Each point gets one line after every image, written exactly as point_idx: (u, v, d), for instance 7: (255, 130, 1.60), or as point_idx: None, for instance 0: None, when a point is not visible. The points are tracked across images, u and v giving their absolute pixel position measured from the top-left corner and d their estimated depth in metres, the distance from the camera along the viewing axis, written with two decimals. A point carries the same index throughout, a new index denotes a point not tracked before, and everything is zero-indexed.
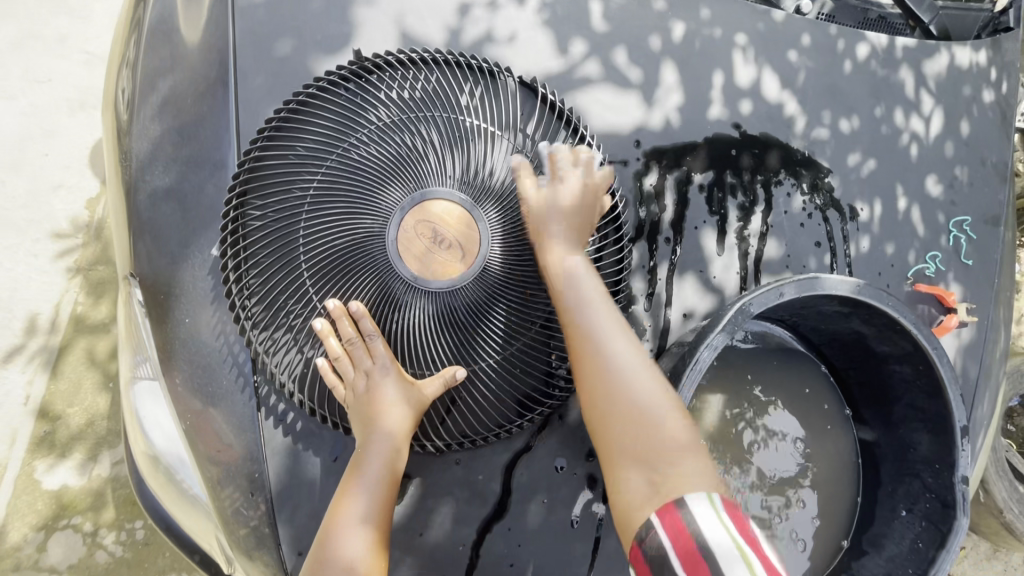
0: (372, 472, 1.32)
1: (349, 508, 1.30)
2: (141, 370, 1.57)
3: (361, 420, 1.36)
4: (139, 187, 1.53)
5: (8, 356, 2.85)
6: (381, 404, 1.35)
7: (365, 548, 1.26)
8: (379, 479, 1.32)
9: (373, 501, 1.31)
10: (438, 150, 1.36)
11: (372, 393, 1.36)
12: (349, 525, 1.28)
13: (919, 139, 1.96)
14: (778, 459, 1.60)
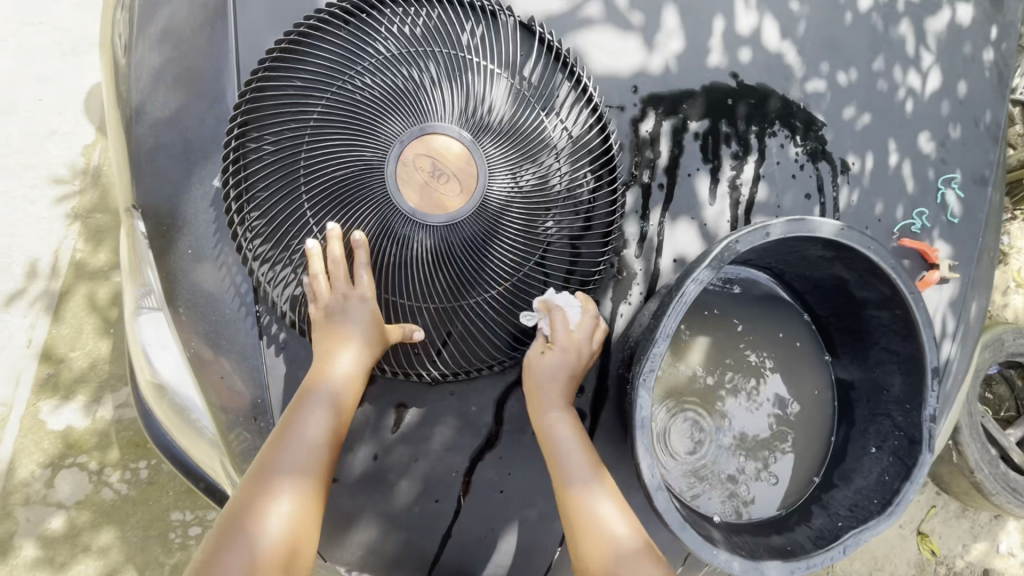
0: (342, 367, 1.36)
1: (315, 394, 1.35)
2: (144, 301, 1.62)
3: (332, 324, 1.38)
4: (140, 119, 1.54)
5: (11, 300, 2.89)
6: (354, 317, 1.37)
7: (326, 427, 1.33)
8: (348, 375, 1.36)
9: (339, 392, 1.36)
10: (438, 86, 1.37)
11: (345, 306, 1.38)
12: (316, 404, 1.34)
13: (914, 95, 1.98)
14: (755, 415, 1.69)
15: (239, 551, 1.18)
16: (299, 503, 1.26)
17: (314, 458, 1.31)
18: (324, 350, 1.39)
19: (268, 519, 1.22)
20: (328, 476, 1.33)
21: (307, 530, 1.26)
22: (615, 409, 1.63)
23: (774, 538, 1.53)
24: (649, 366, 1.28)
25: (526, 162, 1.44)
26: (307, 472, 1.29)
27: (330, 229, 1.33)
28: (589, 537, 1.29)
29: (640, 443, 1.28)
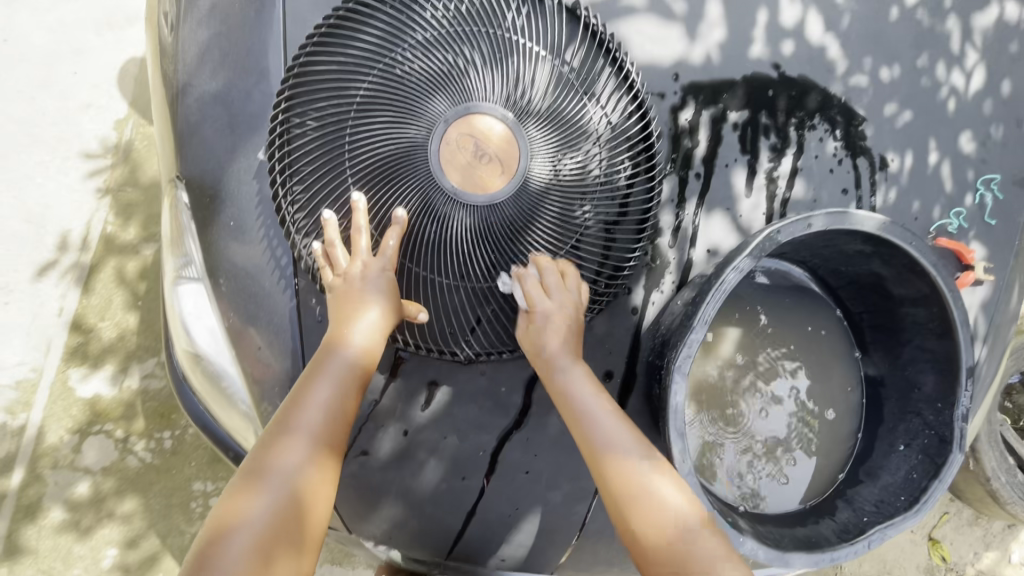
0: (360, 336, 1.38)
1: (330, 362, 1.37)
2: (185, 271, 1.65)
3: (351, 293, 1.39)
4: (187, 92, 1.57)
5: (42, 269, 2.95)
6: (372, 286, 1.38)
7: (342, 392, 1.35)
8: (362, 345, 1.38)
9: (354, 362, 1.38)
10: (482, 67, 1.37)
11: (364, 275, 1.39)
12: (334, 370, 1.36)
13: (957, 93, 1.95)
14: (767, 419, 1.67)
15: (255, 512, 1.19)
16: (313, 469, 1.27)
17: (329, 425, 1.32)
18: (339, 319, 1.41)
19: (282, 482, 1.23)
20: (341, 446, 1.34)
21: (320, 496, 1.27)
22: (643, 397, 1.63)
23: (799, 529, 1.54)
24: (685, 352, 1.29)
25: (566, 147, 1.44)
26: (321, 440, 1.30)
27: (353, 200, 1.37)
28: (641, 510, 1.26)
29: (673, 427, 1.30)
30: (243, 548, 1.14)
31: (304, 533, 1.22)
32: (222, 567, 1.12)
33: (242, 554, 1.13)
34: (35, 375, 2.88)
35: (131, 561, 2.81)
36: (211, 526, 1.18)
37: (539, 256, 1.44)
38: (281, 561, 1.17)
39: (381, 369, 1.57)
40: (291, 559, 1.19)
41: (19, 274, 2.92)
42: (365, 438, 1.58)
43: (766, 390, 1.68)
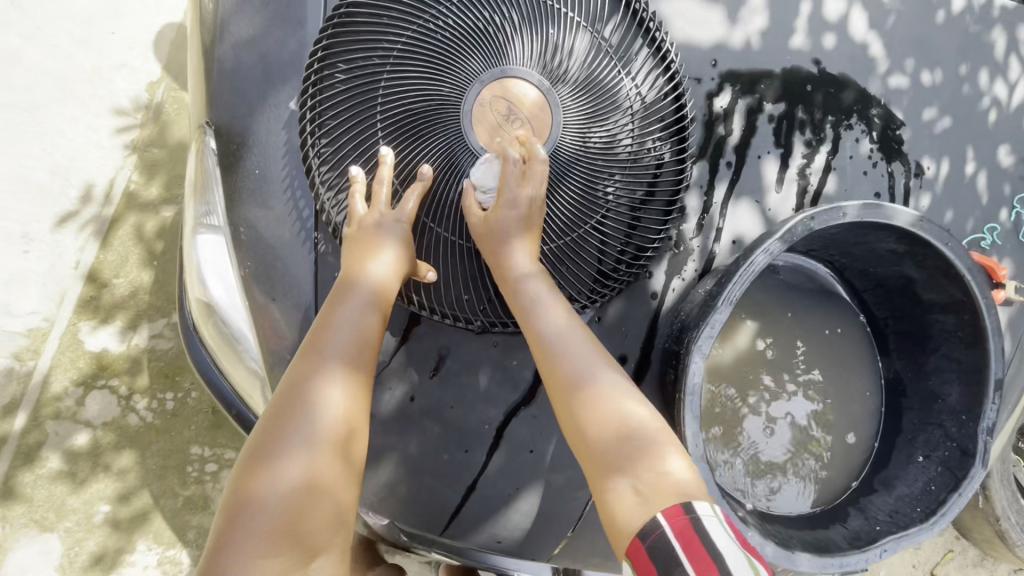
0: (380, 267, 1.34)
1: (351, 293, 1.33)
2: (205, 219, 1.63)
3: (368, 235, 1.37)
4: (222, 37, 1.55)
5: (63, 221, 2.97)
6: (388, 231, 1.36)
7: (365, 317, 1.31)
8: (383, 276, 1.34)
9: (378, 290, 1.33)
10: (520, 32, 1.36)
11: (381, 224, 1.37)
12: (356, 298, 1.33)
13: (999, 105, 1.90)
14: (772, 438, 1.62)
15: (290, 438, 1.15)
16: (347, 391, 1.24)
17: (356, 350, 1.28)
18: (357, 256, 1.36)
19: (315, 406, 1.19)
20: (371, 368, 1.31)
21: (356, 417, 1.24)
22: (656, 384, 1.59)
23: (809, 533, 1.49)
24: (707, 332, 1.27)
25: (597, 119, 1.42)
26: (349, 362, 1.26)
27: (380, 153, 1.37)
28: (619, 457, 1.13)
29: (688, 409, 1.27)
30: (286, 470, 1.11)
31: (345, 452, 1.19)
32: (266, 496, 1.09)
33: (284, 477, 1.11)
34: (46, 324, 2.90)
35: (121, 517, 2.80)
36: (248, 457, 1.14)
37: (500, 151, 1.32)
38: (324, 480, 1.14)
39: (392, 331, 1.55)
40: (335, 476, 1.16)
41: (38, 224, 2.92)
42: (370, 400, 1.55)
43: (772, 411, 1.62)
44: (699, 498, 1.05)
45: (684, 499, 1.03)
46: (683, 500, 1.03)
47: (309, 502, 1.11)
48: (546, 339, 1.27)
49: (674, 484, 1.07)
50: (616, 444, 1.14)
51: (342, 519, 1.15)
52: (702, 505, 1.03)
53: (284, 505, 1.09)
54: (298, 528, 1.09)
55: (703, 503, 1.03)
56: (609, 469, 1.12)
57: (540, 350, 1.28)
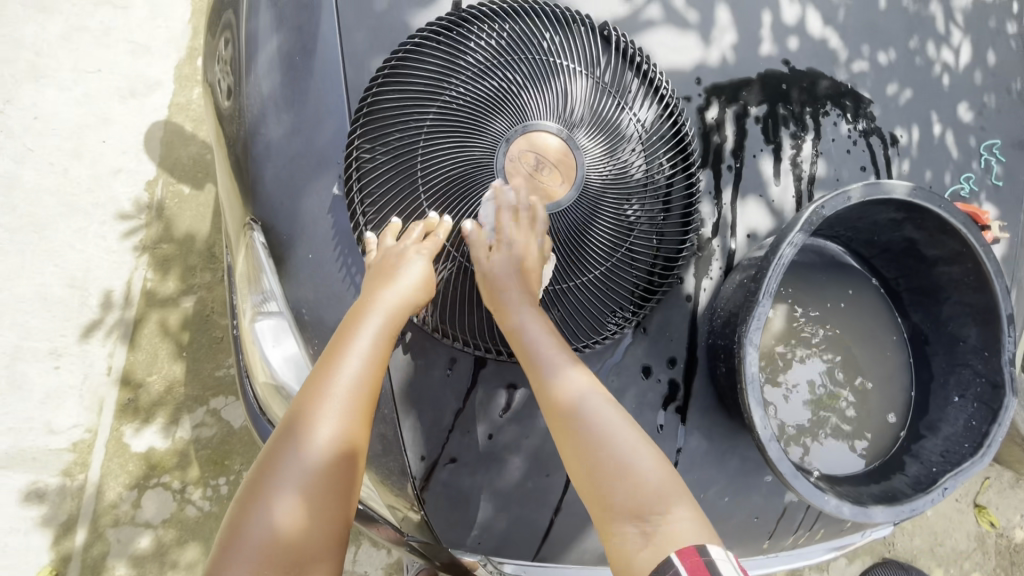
0: (389, 300, 1.45)
1: (363, 322, 1.44)
2: (263, 307, 1.74)
3: (387, 265, 1.49)
4: (256, 140, 1.72)
5: (88, 331, 3.02)
6: (407, 264, 1.48)
7: (373, 349, 1.40)
8: (391, 307, 1.45)
9: (385, 320, 1.44)
10: (532, 91, 1.51)
11: (402, 254, 1.49)
12: (367, 329, 1.42)
13: (950, 69, 2.11)
14: (791, 406, 1.74)
15: (298, 459, 1.27)
16: (347, 423, 1.33)
17: (363, 382, 1.37)
18: (373, 288, 1.50)
19: (316, 441, 1.29)
20: (374, 401, 1.40)
21: (358, 450, 1.34)
22: (707, 377, 1.75)
23: (873, 487, 1.64)
24: (755, 324, 1.41)
25: (613, 152, 1.57)
26: (354, 393, 1.35)
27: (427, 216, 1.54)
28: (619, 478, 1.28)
29: (752, 397, 1.39)
30: (290, 500, 1.23)
31: (347, 483, 1.30)
32: (268, 508, 1.21)
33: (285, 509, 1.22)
34: (90, 435, 2.93)
35: None
36: (262, 467, 1.27)
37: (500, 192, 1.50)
38: (311, 512, 1.24)
39: (462, 380, 1.65)
40: (332, 503, 1.27)
41: (67, 337, 3.00)
42: (453, 446, 1.64)
43: (783, 379, 1.74)
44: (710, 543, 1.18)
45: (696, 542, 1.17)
46: (695, 544, 1.16)
47: (305, 532, 1.22)
48: (564, 400, 1.40)
49: (681, 532, 1.19)
50: (628, 493, 1.26)
51: (330, 545, 1.25)
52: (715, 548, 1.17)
53: (285, 530, 1.20)
54: (295, 554, 1.20)
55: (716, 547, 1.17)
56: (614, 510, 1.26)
57: (560, 416, 1.40)
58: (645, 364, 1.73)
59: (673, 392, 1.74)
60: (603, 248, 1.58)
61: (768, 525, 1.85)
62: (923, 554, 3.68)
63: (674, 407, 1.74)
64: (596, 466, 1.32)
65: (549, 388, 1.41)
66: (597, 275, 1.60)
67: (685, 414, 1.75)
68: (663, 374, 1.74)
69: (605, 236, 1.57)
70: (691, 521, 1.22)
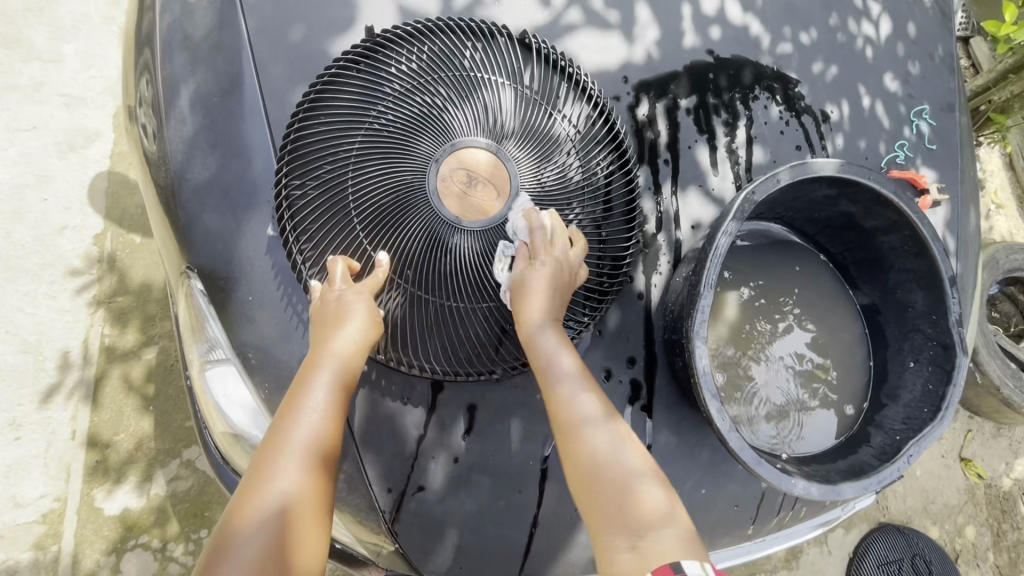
0: (340, 348, 1.42)
1: (314, 375, 1.40)
2: (209, 355, 1.70)
3: (329, 311, 1.44)
4: (183, 186, 1.68)
5: (47, 397, 2.91)
6: (351, 304, 1.43)
7: (328, 402, 1.38)
8: (344, 356, 1.42)
9: (337, 374, 1.41)
10: (457, 109, 1.50)
11: (342, 297, 1.45)
12: (321, 383, 1.39)
13: (872, 42, 2.15)
14: (782, 378, 1.77)
15: (252, 527, 1.19)
16: (305, 482, 1.29)
17: (320, 440, 1.34)
18: (319, 338, 1.45)
19: (271, 507, 1.23)
20: (331, 458, 1.36)
21: (314, 513, 1.28)
22: (667, 372, 1.75)
23: (842, 463, 1.65)
24: (700, 317, 1.41)
25: (546, 161, 1.55)
26: (311, 450, 1.32)
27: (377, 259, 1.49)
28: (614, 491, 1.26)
29: (705, 390, 1.39)
30: (241, 569, 1.14)
31: (299, 554, 1.21)
32: None
33: None
34: (60, 503, 2.82)
35: None
36: (214, 541, 1.19)
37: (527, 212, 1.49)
38: None
39: (419, 406, 1.63)
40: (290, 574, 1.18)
41: (25, 405, 2.88)
42: (419, 474, 1.62)
43: (773, 352, 1.78)
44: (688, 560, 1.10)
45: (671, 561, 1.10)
46: (670, 561, 1.10)
47: None
48: (574, 423, 1.36)
49: (664, 548, 1.14)
50: (618, 501, 1.24)
51: None
52: (692, 565, 1.08)
53: None
54: None
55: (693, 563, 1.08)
56: (614, 525, 1.21)
57: (565, 432, 1.37)
58: (604, 367, 1.72)
59: (636, 392, 1.74)
60: None
61: (750, 511, 1.85)
62: (918, 514, 3.72)
63: (639, 407, 1.74)
64: (591, 477, 1.29)
65: (560, 400, 1.39)
66: None
67: (650, 413, 1.74)
68: (623, 375, 1.73)
69: None
70: (676, 538, 1.17)
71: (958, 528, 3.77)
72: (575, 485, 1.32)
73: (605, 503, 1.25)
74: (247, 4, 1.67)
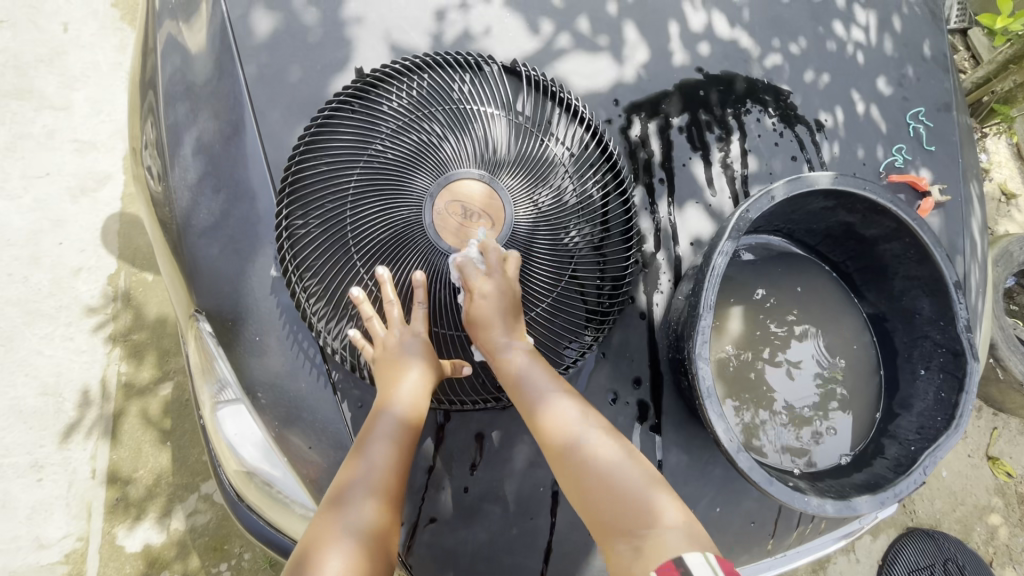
0: (404, 394, 1.42)
1: (379, 420, 1.42)
2: (221, 395, 1.72)
3: (390, 359, 1.46)
4: (189, 231, 1.72)
5: (66, 436, 2.95)
6: (409, 348, 1.47)
7: (394, 445, 1.39)
8: (407, 402, 1.42)
9: (402, 420, 1.42)
10: (451, 141, 1.52)
11: (399, 343, 1.48)
12: (387, 426, 1.41)
13: (862, 47, 2.16)
14: (795, 385, 1.77)
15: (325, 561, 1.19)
16: (372, 522, 1.28)
17: (382, 486, 1.34)
18: (381, 382, 1.47)
19: (339, 543, 1.23)
20: (397, 499, 1.35)
21: (379, 551, 1.26)
22: (674, 390, 1.75)
23: (857, 477, 1.62)
24: (701, 338, 1.41)
25: (541, 184, 1.56)
26: (380, 491, 1.33)
27: (379, 275, 1.47)
28: (610, 501, 1.29)
29: (711, 410, 1.38)
30: None
31: None
32: None
33: None
34: (82, 543, 2.85)
35: None
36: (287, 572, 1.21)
37: (486, 241, 1.47)
38: None
39: (428, 435, 1.64)
40: None
41: (46, 447, 2.92)
42: (430, 505, 1.62)
43: (785, 356, 1.78)
44: (693, 551, 1.11)
45: (674, 554, 1.11)
46: (673, 556, 1.10)
47: None
48: (557, 433, 1.41)
49: (664, 543, 1.15)
50: (605, 495, 1.30)
51: None
52: (693, 555, 1.08)
53: None
54: None
55: (696, 554, 1.08)
56: (617, 533, 1.24)
57: (553, 449, 1.41)
58: (611, 390, 1.72)
59: (643, 413, 1.73)
60: (546, 281, 1.57)
61: (767, 527, 1.82)
62: (947, 517, 3.62)
63: (649, 428, 1.73)
64: (586, 486, 1.34)
65: (539, 420, 1.42)
66: (545, 308, 1.60)
67: (659, 433, 1.74)
68: (630, 396, 1.73)
69: (545, 268, 1.56)
70: (678, 532, 1.18)
71: (991, 529, 3.66)
72: (573, 491, 1.37)
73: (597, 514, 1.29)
74: (243, 52, 1.72)
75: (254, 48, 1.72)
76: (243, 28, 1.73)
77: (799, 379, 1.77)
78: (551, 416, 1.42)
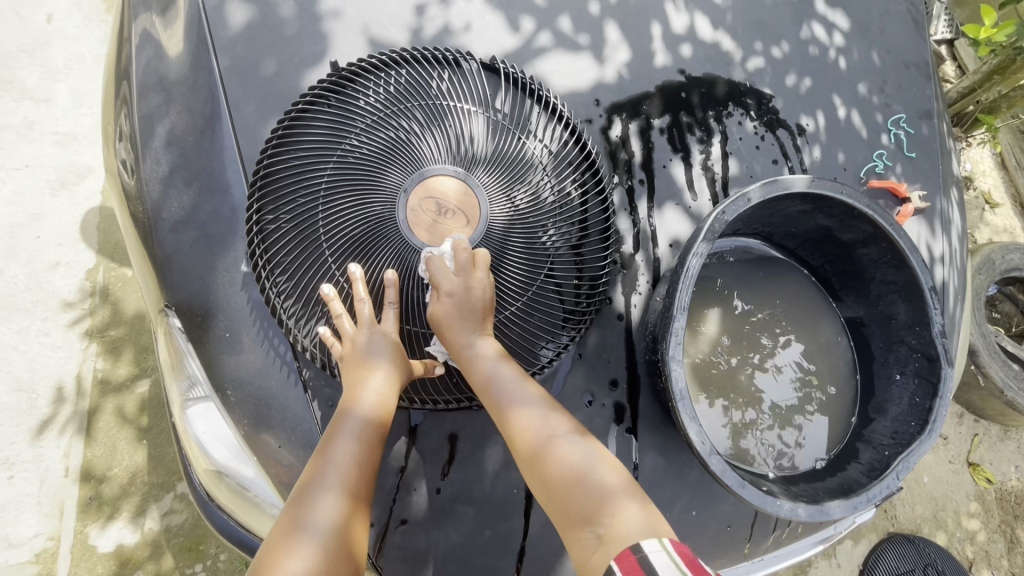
0: (372, 393, 1.41)
1: (346, 419, 1.39)
2: (191, 392, 1.70)
3: (358, 359, 1.44)
4: (159, 225, 1.69)
5: (39, 433, 2.90)
6: (377, 347, 1.45)
7: (360, 442, 1.37)
8: (375, 400, 1.40)
9: (370, 419, 1.40)
10: (427, 137, 1.50)
11: (367, 343, 1.45)
12: (353, 423, 1.39)
13: (844, 52, 2.17)
14: (781, 393, 1.77)
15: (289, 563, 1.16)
16: (339, 520, 1.26)
17: (347, 484, 1.31)
18: (348, 381, 1.45)
19: (303, 544, 1.20)
20: (363, 497, 1.33)
21: (346, 550, 1.23)
22: (651, 392, 1.73)
23: (831, 481, 1.62)
24: (674, 341, 1.40)
25: (517, 182, 1.54)
26: (346, 489, 1.30)
27: (351, 272, 1.45)
28: (575, 491, 1.29)
29: (684, 412, 1.37)
30: None
31: None
32: None
33: None
34: (52, 542, 2.80)
35: None
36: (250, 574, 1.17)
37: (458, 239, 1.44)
38: None
39: (399, 435, 1.62)
40: None
41: (18, 443, 2.87)
42: (400, 505, 1.60)
43: (774, 361, 1.78)
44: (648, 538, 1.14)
45: (632, 541, 1.15)
46: (631, 543, 1.14)
47: None
48: (522, 428, 1.39)
49: (624, 529, 1.18)
50: (568, 483, 1.31)
51: None
52: (649, 542, 1.13)
53: None
54: None
55: (651, 540, 1.13)
56: (577, 519, 1.26)
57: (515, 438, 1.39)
58: (587, 392, 1.71)
59: (620, 415, 1.72)
60: (520, 280, 1.55)
61: (743, 532, 1.81)
62: (927, 522, 3.64)
63: (625, 431, 1.72)
64: (551, 475, 1.33)
65: (505, 416, 1.40)
66: (520, 308, 1.58)
67: (636, 435, 1.72)
68: (606, 398, 1.72)
69: (519, 268, 1.54)
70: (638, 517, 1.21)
71: (970, 535, 3.69)
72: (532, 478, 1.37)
73: (561, 503, 1.30)
74: (218, 44, 1.69)
75: (229, 40, 1.70)
76: (218, 20, 1.71)
77: (779, 384, 1.77)
78: (514, 414, 1.40)
